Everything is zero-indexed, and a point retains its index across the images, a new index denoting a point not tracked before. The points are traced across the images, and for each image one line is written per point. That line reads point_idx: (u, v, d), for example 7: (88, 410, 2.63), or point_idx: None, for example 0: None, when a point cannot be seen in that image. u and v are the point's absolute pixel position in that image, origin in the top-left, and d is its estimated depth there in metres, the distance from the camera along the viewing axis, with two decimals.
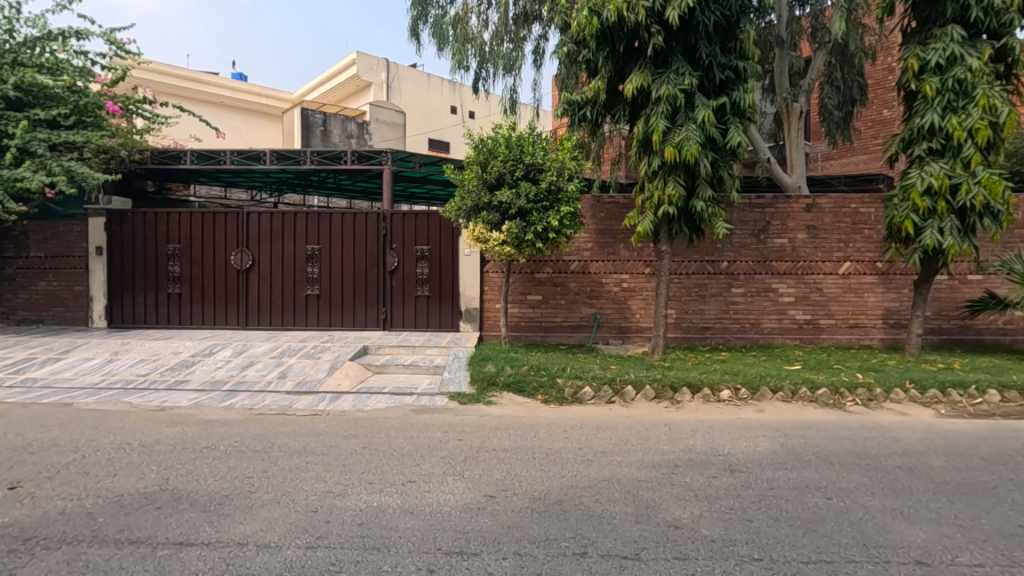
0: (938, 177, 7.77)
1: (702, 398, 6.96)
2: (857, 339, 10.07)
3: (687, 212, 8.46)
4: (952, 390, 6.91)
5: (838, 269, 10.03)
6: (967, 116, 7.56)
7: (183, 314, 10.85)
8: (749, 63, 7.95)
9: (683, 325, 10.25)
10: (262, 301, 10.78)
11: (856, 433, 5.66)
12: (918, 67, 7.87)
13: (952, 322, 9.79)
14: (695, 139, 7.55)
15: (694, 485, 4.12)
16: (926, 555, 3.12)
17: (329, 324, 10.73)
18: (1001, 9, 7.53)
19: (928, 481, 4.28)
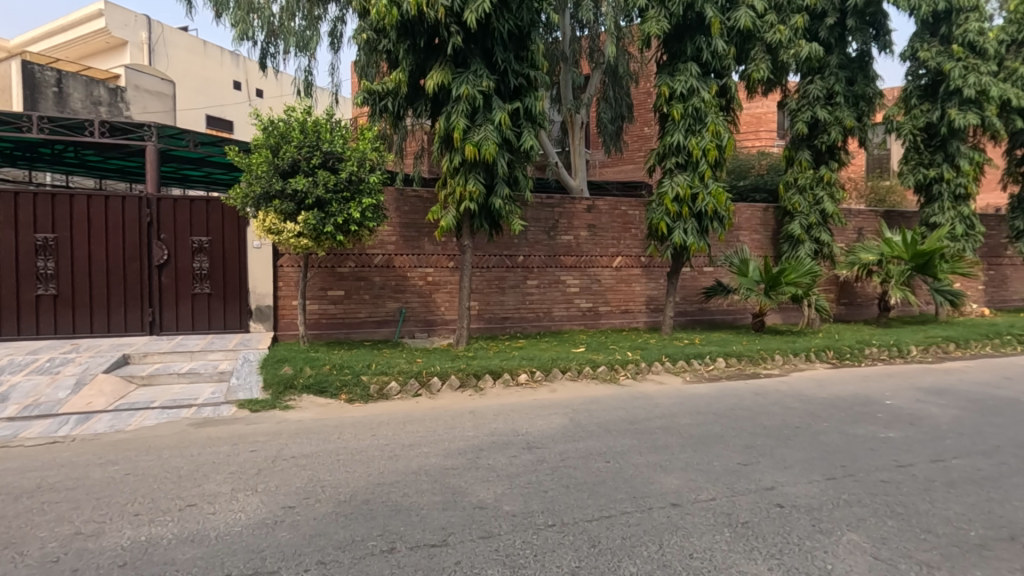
0: (682, 187, 9.48)
1: (503, 383, 7.41)
2: (627, 322, 11.72)
3: (487, 209, 8.88)
4: (694, 361, 8.52)
5: (612, 263, 11.57)
6: (701, 138, 9.34)
7: None
8: (539, 74, 8.63)
9: (485, 316, 10.74)
10: None
11: (628, 403, 6.62)
12: (668, 93, 9.47)
13: (694, 305, 12.04)
14: (492, 140, 7.99)
15: (498, 465, 4.38)
16: (678, 497, 3.81)
17: (72, 331, 8.78)
18: (723, 55, 9.43)
19: (679, 436, 5.23)
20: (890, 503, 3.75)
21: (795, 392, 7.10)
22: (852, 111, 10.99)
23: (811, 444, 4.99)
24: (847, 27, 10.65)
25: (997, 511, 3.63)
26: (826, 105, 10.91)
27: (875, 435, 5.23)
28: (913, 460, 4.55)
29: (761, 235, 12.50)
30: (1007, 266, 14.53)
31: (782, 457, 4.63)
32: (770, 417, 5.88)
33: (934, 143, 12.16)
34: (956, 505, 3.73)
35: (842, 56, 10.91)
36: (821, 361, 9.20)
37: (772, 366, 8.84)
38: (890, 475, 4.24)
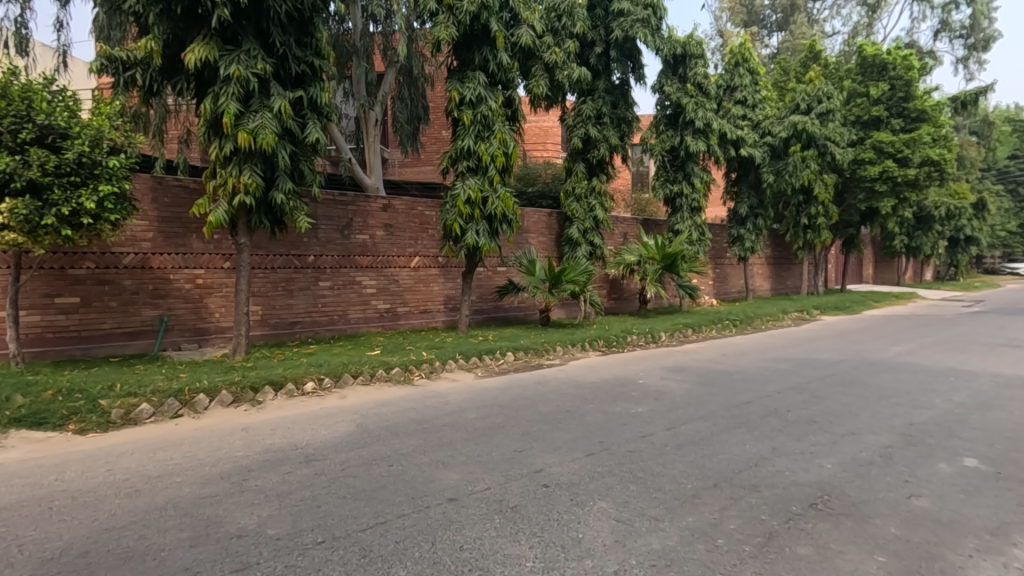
0: (474, 190, 9.85)
1: (286, 394, 6.83)
2: (426, 322, 11.80)
3: (267, 204, 8.07)
4: (485, 357, 8.94)
5: (409, 263, 11.52)
6: (490, 144, 9.84)
7: None
8: (325, 63, 8.11)
9: (270, 321, 9.79)
10: None
11: (419, 403, 6.65)
12: (458, 99, 9.80)
13: (489, 303, 12.65)
14: (271, 129, 7.29)
15: (267, 486, 3.99)
16: (456, 492, 3.91)
17: None
18: (507, 68, 10.04)
19: (464, 431, 5.41)
20: (633, 470, 4.37)
21: (570, 379, 7.90)
22: (616, 131, 12.66)
23: (578, 425, 5.58)
24: (611, 58, 12.21)
25: (708, 465, 4.48)
26: (596, 124, 12.41)
27: (628, 411, 6.07)
28: (654, 430, 5.39)
29: (547, 237, 13.67)
30: (727, 265, 18.22)
31: (553, 440, 5.08)
32: (547, 404, 6.44)
33: (677, 164, 14.62)
34: (681, 464, 4.50)
35: (608, 82, 12.47)
36: (594, 349, 10.41)
37: (554, 356, 9.73)
38: (636, 445, 4.95)
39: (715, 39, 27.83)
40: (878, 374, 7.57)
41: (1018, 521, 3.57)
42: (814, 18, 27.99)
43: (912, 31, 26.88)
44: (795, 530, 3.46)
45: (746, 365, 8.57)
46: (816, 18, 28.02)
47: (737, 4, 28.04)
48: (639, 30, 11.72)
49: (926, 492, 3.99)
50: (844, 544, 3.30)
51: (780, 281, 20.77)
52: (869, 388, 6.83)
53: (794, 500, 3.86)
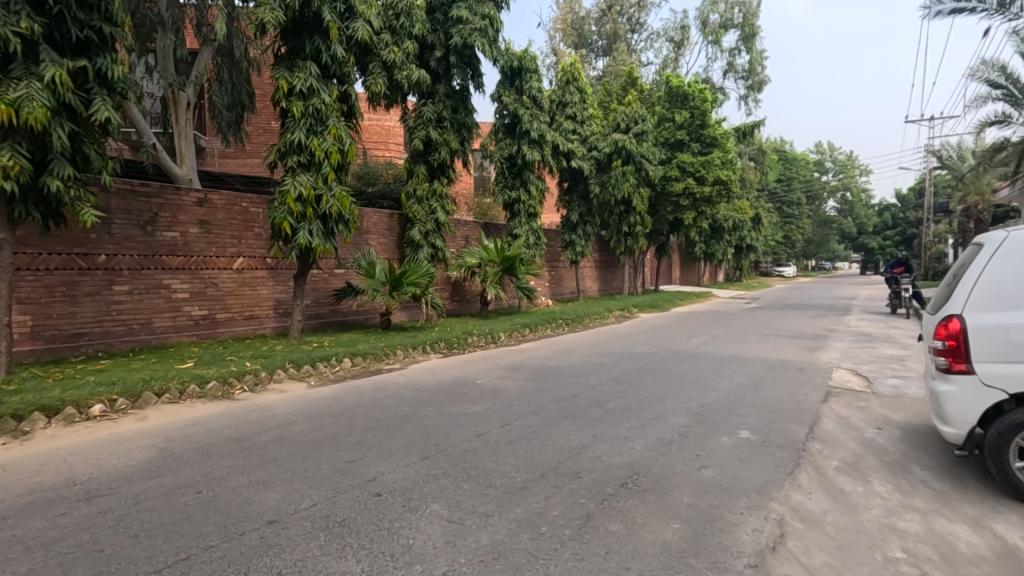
0: (305, 187, 9.23)
1: (64, 421, 5.73)
2: (252, 329, 10.76)
3: (37, 192, 6.66)
4: (319, 364, 8.43)
5: (231, 264, 10.40)
6: (323, 140, 9.32)
7: None
8: (117, 31, 6.92)
9: (44, 334, 8.12)
10: None
11: (238, 419, 6.04)
12: (286, 88, 9.13)
13: (325, 307, 11.95)
14: (41, 102, 6.03)
15: (30, 534, 3.29)
16: (277, 513, 3.62)
17: None
18: (342, 61, 9.60)
19: (290, 446, 5.04)
20: (466, 469, 4.45)
21: (409, 383, 7.80)
22: (456, 136, 12.81)
23: (414, 429, 5.52)
24: (450, 63, 12.34)
25: (537, 457, 4.74)
26: (436, 127, 12.47)
27: (465, 412, 6.17)
28: (488, 428, 5.55)
29: (387, 239, 13.33)
30: (561, 268, 19.53)
31: (388, 447, 4.96)
32: (384, 410, 6.27)
33: (515, 171, 15.27)
34: (512, 459, 4.70)
35: (448, 87, 12.59)
36: (435, 352, 10.41)
37: (394, 360, 9.52)
38: (471, 444, 5.05)
39: (549, 56, 29.70)
40: (680, 363, 8.72)
41: (776, 479, 4.36)
42: (632, 48, 31.32)
43: (708, 70, 31.54)
44: (609, 509, 3.81)
45: (575, 361, 9.27)
46: (634, 48, 31.39)
47: (569, 26, 30.28)
48: (476, 39, 12.00)
49: (712, 462, 4.68)
50: (647, 517, 3.72)
51: (606, 282, 22.87)
52: (673, 376, 7.82)
53: (609, 482, 4.26)
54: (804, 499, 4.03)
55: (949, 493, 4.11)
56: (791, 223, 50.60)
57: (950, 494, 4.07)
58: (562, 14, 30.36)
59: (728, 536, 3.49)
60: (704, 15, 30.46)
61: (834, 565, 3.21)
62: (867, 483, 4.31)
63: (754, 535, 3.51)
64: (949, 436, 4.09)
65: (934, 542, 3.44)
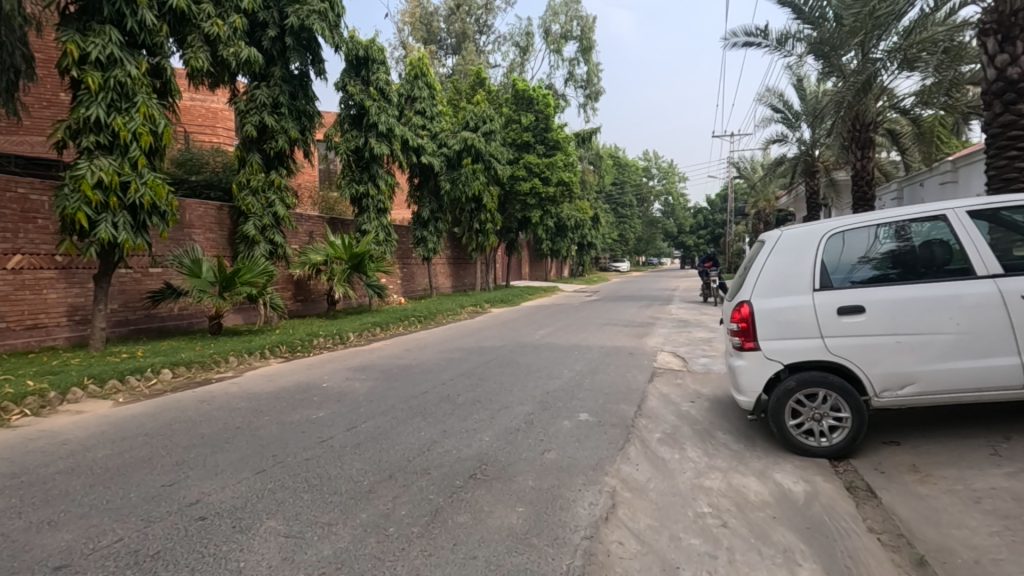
0: (107, 172, 7.91)
1: None
2: (37, 341, 8.96)
3: None
4: (129, 378, 7.30)
5: (4, 264, 8.55)
6: (130, 119, 8.06)
7: None
8: None
9: None
10: None
11: (15, 450, 4.99)
12: (77, 54, 7.72)
13: (137, 312, 10.37)
14: None
15: None
16: (67, 556, 3.07)
17: None
18: (153, 30, 8.37)
19: (88, 475, 4.30)
20: (307, 478, 4.18)
21: (242, 392, 7.09)
22: (295, 124, 11.94)
23: (247, 442, 5.04)
24: (287, 45, 11.43)
25: (384, 458, 4.62)
26: (272, 113, 11.48)
27: (307, 418, 5.79)
28: (333, 433, 5.28)
29: (216, 234, 11.95)
30: (413, 265, 19.28)
31: (215, 464, 4.47)
32: (210, 424, 5.64)
33: (362, 165, 14.66)
34: (358, 462, 4.51)
35: (284, 70, 11.64)
36: (275, 357, 9.61)
37: (226, 368, 8.62)
38: (313, 452, 4.75)
39: (398, 49, 29.00)
40: (527, 354, 9.13)
41: (608, 455, 4.78)
42: (480, 49, 31.87)
43: (551, 76, 33.34)
44: (457, 502, 3.86)
45: (427, 357, 9.22)
46: (482, 49, 32.00)
47: (417, 20, 29.86)
48: (315, 22, 11.28)
49: (554, 446, 4.97)
50: (493, 504, 3.84)
51: (459, 279, 23.08)
52: (521, 367, 8.17)
53: (458, 475, 4.31)
54: (632, 470, 4.47)
55: (742, 451, 4.85)
56: (625, 222, 55.81)
57: (743, 452, 4.81)
58: (410, 7, 29.84)
59: (567, 513, 3.73)
60: (546, 24, 32.14)
61: (655, 525, 3.60)
62: (682, 451, 4.92)
63: (590, 509, 3.80)
64: (743, 403, 4.82)
65: (731, 494, 4.03)
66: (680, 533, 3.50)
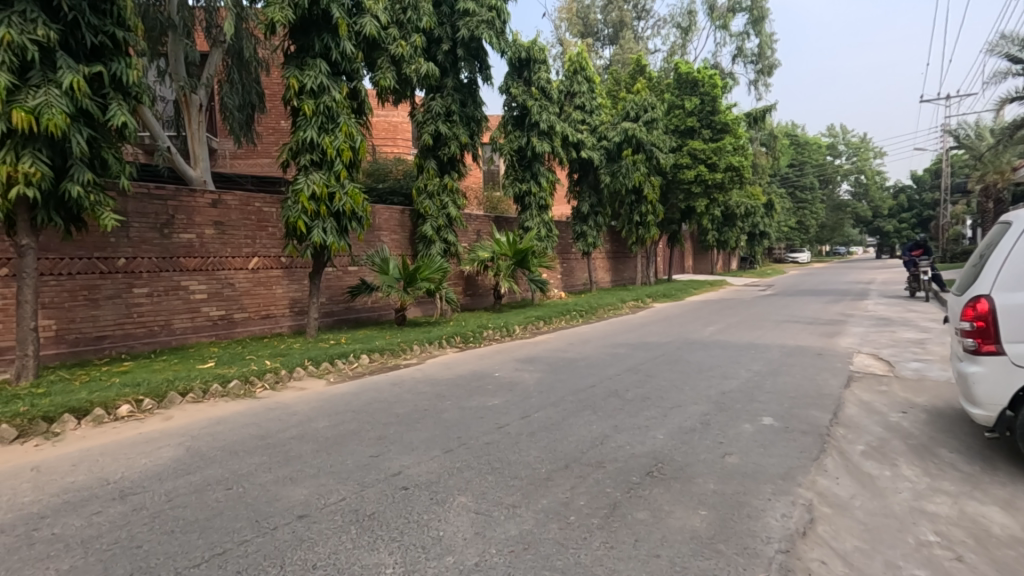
0: (319, 185, 9.28)
1: (93, 422, 5.83)
2: (269, 328, 10.86)
3: (57, 198, 6.84)
4: (337, 361, 8.50)
5: (247, 265, 10.50)
6: (335, 138, 9.35)
7: None
8: (129, 35, 7.10)
9: (67, 337, 8.26)
10: None
11: (261, 416, 6.12)
12: (297, 87, 9.15)
13: (340, 305, 12.01)
14: (61, 109, 6.17)
15: (66, 533, 3.38)
16: (306, 507, 3.67)
17: None
18: (352, 58, 9.59)
19: (314, 442, 5.11)
20: (490, 461, 4.47)
21: (426, 377, 7.82)
22: (465, 129, 12.78)
23: (434, 423, 5.56)
24: (458, 56, 12.30)
25: (559, 448, 4.75)
26: (445, 121, 12.41)
27: (484, 405, 6.19)
28: (508, 420, 5.57)
29: (399, 235, 13.33)
30: (573, 260, 19.48)
31: (410, 441, 5.00)
32: (403, 405, 6.33)
33: (524, 164, 15.20)
34: (534, 450, 4.71)
35: (456, 80, 12.54)
36: (451, 346, 10.44)
37: (411, 355, 9.59)
38: (492, 437, 5.08)
39: (556, 46, 29.43)
40: (696, 352, 8.68)
41: (801, 465, 4.34)
42: (639, 35, 30.96)
43: (718, 54, 31.09)
44: (635, 498, 3.82)
45: (591, 352, 9.27)
46: (641, 35, 31.06)
47: (574, 15, 29.97)
48: (484, 31, 11.94)
49: (735, 450, 4.67)
50: (674, 504, 3.72)
51: (618, 273, 22.77)
52: (690, 364, 7.80)
53: (634, 471, 4.26)
54: (831, 484, 4.01)
55: (978, 475, 4.06)
56: (804, 208, 50.00)
57: (979, 476, 4.02)
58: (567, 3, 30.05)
59: (757, 522, 3.48)
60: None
61: (865, 549, 3.19)
62: (894, 467, 4.28)
63: (783, 521, 3.49)
64: (980, 418, 4.04)
65: (966, 524, 3.40)
66: (899, 562, 3.05)
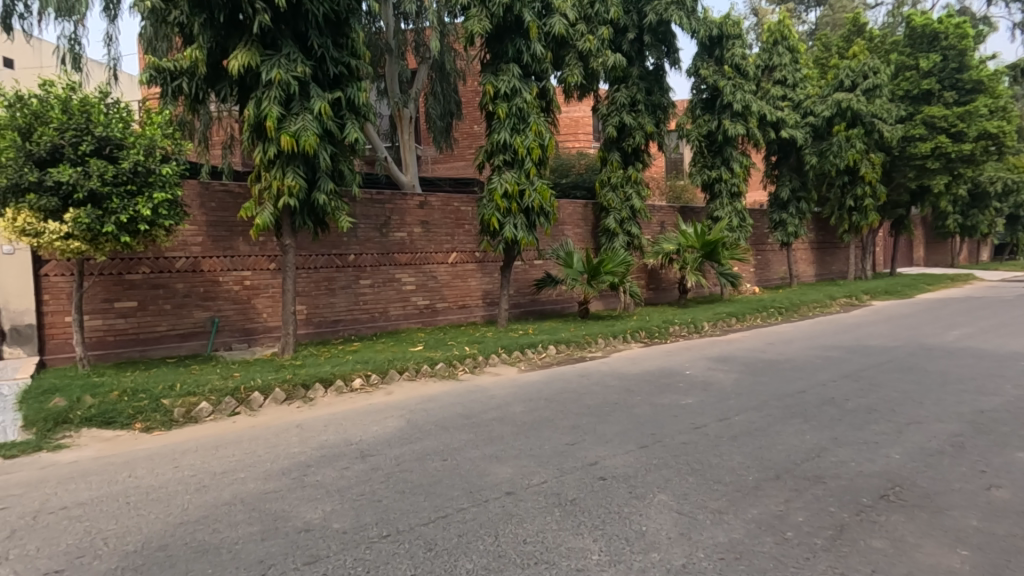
0: (510, 183, 9.81)
1: (336, 391, 6.96)
2: (465, 317, 11.86)
3: (309, 205, 8.29)
4: (527, 351, 8.93)
5: (447, 259, 11.59)
6: (526, 137, 9.79)
7: None
8: (360, 63, 8.30)
9: (314, 320, 10.00)
10: None
11: (464, 397, 6.73)
12: (493, 92, 9.75)
13: (526, 297, 12.59)
14: (312, 130, 7.46)
15: (327, 481, 4.11)
16: (512, 485, 3.92)
17: None
18: (541, 58, 9.94)
19: (513, 425, 5.44)
20: (689, 462, 4.29)
21: (613, 371, 7.81)
22: (651, 118, 12.39)
23: (627, 417, 5.52)
24: (644, 43, 12.00)
25: (767, 456, 4.37)
26: (631, 111, 12.17)
27: (678, 403, 5.96)
28: (706, 421, 5.28)
29: (582, 229, 13.51)
30: (769, 251, 17.73)
31: (604, 433, 5.03)
32: (593, 397, 6.40)
33: (715, 149, 14.23)
34: (738, 455, 4.39)
35: (641, 68, 12.23)
36: (636, 341, 10.26)
37: (596, 348, 9.64)
38: (689, 437, 4.86)
39: (750, 18, 26.96)
40: (938, 360, 7.25)
41: None
42: None
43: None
44: (867, 523, 3.33)
45: (796, 353, 8.33)
46: None
47: None
48: (673, 13, 11.55)
49: (1005, 482, 3.79)
50: (921, 537, 3.16)
51: (824, 266, 20.09)
52: (931, 375, 6.54)
53: (863, 492, 3.72)
54: None
55: None
56: None
57: None
58: None
59: None
60: None
61: None
62: None
63: None
64: None
65: None
66: None
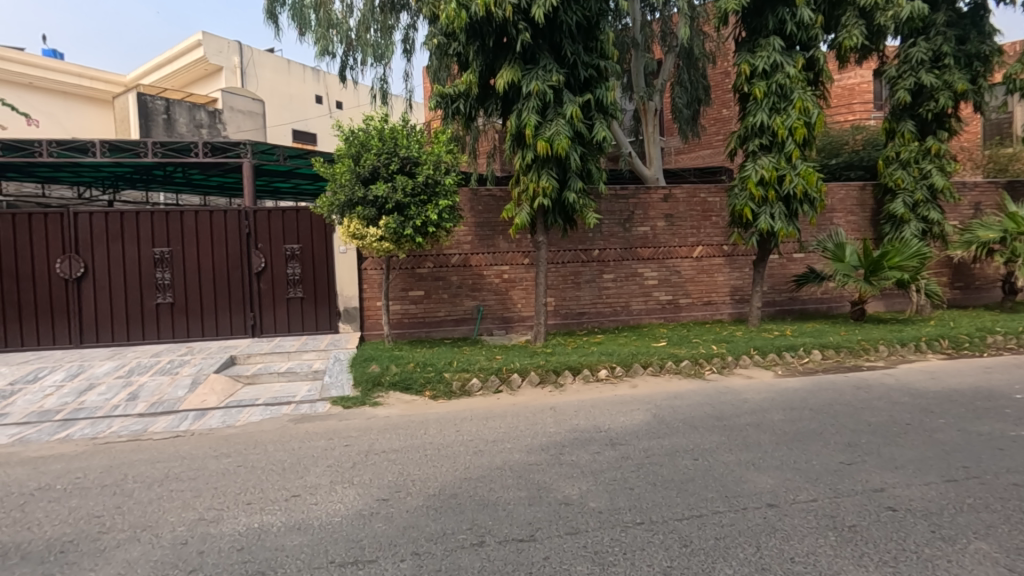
0: (768, 169, 8.92)
1: (583, 379, 7.36)
2: (710, 314, 11.25)
3: (560, 204, 8.87)
4: (785, 354, 8.05)
5: (692, 253, 11.13)
6: (787, 116, 8.77)
7: (28, 333, 9.51)
8: (609, 63, 8.55)
9: (561, 311, 10.69)
10: (114, 315, 9.69)
11: (713, 397, 6.42)
12: (749, 71, 8.96)
13: (783, 294, 11.33)
14: (564, 134, 7.95)
15: (581, 462, 4.40)
16: (775, 498, 3.62)
17: (202, 335, 9.91)
18: (809, 25, 8.79)
19: (772, 433, 4.99)
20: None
21: (902, 386, 6.52)
22: (964, 73, 9.89)
23: (924, 442, 4.57)
24: None
25: None
26: (932, 69, 9.89)
27: (1003, 434, 4.69)
28: None
29: (858, 216, 11.54)
30: None
31: (892, 457, 4.27)
32: (875, 413, 5.46)
33: None
34: None
35: (949, 13, 9.87)
36: (934, 352, 8.34)
37: (876, 357, 8.16)
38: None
39: None
40: None
41: None
42: None
43: None
44: None
45: None
46: None
47: None
48: None
49: None
50: None
51: None
52: None
53: None
54: None
55: None
56: None
57: None
58: None
59: None
60: None
61: None
62: None
63: None
64: None
65: None
66: None
